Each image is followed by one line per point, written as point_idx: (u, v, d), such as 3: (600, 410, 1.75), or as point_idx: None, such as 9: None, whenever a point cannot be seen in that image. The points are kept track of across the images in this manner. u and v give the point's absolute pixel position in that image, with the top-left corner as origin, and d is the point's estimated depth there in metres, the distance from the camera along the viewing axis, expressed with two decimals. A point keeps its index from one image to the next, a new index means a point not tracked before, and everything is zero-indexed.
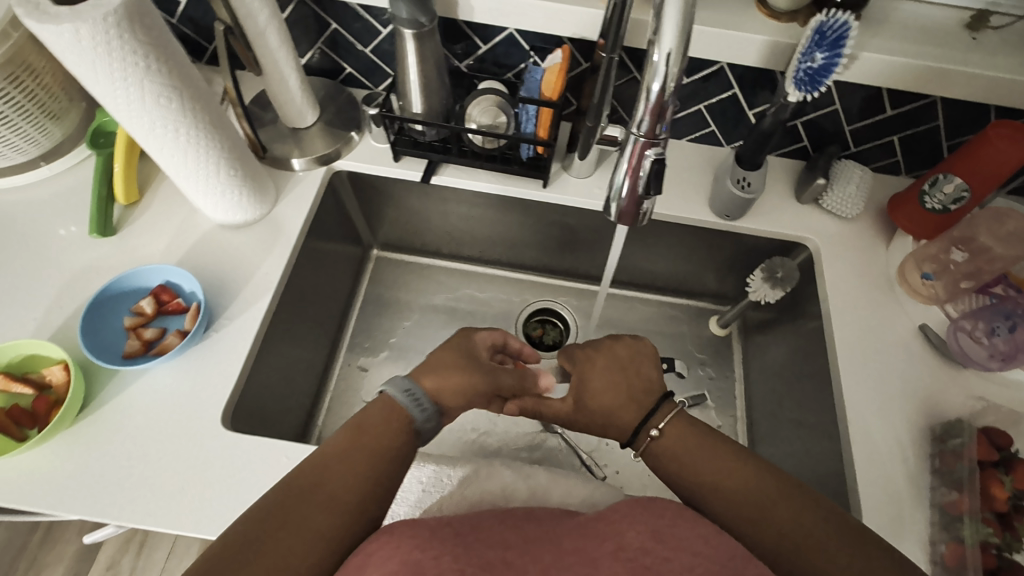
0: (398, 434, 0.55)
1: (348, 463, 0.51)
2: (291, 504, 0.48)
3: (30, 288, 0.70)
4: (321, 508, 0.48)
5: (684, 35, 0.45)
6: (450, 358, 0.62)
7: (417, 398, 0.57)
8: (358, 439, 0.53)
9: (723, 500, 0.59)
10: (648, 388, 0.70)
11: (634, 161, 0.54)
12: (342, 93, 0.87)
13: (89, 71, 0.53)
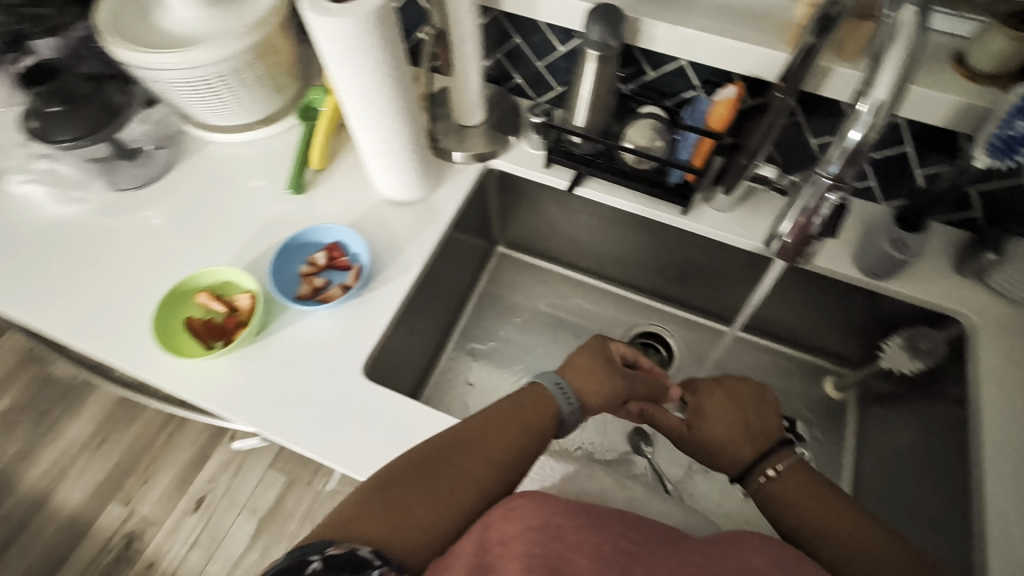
0: (544, 420, 0.64)
1: (500, 433, 0.61)
2: (453, 452, 0.59)
3: (233, 225, 0.82)
4: (473, 463, 0.59)
5: (897, 89, 0.46)
6: (596, 359, 0.71)
7: (565, 392, 0.67)
8: (510, 416, 0.63)
9: (841, 555, 0.58)
10: (766, 431, 0.69)
11: (813, 205, 0.58)
12: (509, 100, 0.95)
13: (340, 58, 0.64)
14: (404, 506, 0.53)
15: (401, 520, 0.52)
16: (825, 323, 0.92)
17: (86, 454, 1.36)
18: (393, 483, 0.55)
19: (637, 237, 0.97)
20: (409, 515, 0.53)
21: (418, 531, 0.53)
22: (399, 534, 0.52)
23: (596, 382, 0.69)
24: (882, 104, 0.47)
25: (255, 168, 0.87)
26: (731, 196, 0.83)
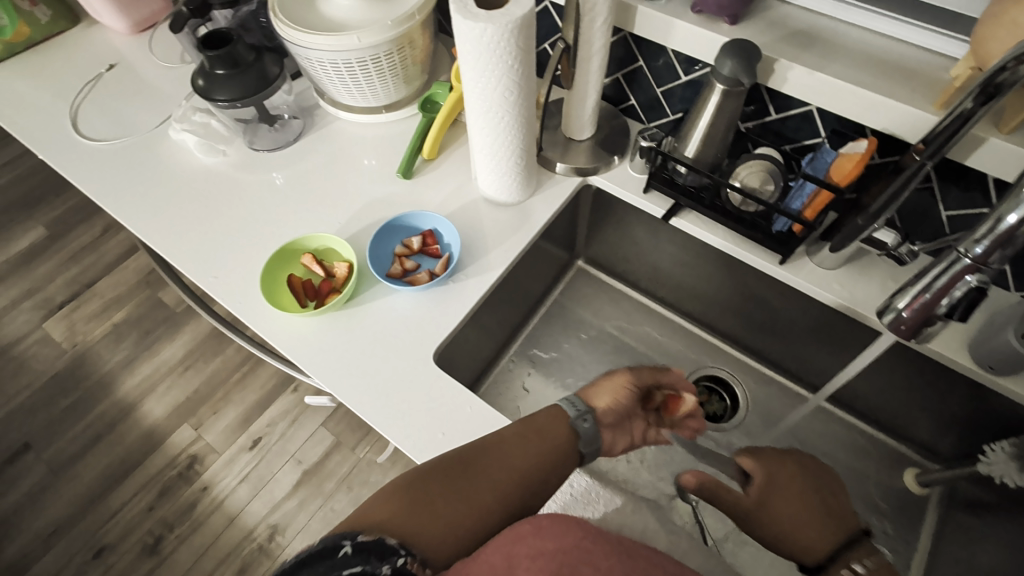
0: (560, 437, 0.67)
1: (526, 450, 0.64)
2: (474, 458, 0.61)
3: (343, 198, 0.89)
4: (501, 475, 0.61)
5: None
6: (605, 376, 0.77)
7: (576, 405, 0.71)
8: (537, 433, 0.66)
9: None
10: (845, 517, 0.69)
11: (947, 282, 0.55)
12: (619, 120, 0.95)
13: (475, 60, 0.68)
14: (429, 507, 0.55)
15: (431, 517, 0.55)
16: (918, 409, 0.84)
17: (173, 376, 1.51)
18: (423, 482, 0.57)
19: (723, 278, 0.93)
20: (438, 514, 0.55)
21: (444, 529, 0.55)
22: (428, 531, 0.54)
23: (602, 398, 0.74)
24: None
25: (371, 149, 0.94)
26: (837, 254, 0.77)
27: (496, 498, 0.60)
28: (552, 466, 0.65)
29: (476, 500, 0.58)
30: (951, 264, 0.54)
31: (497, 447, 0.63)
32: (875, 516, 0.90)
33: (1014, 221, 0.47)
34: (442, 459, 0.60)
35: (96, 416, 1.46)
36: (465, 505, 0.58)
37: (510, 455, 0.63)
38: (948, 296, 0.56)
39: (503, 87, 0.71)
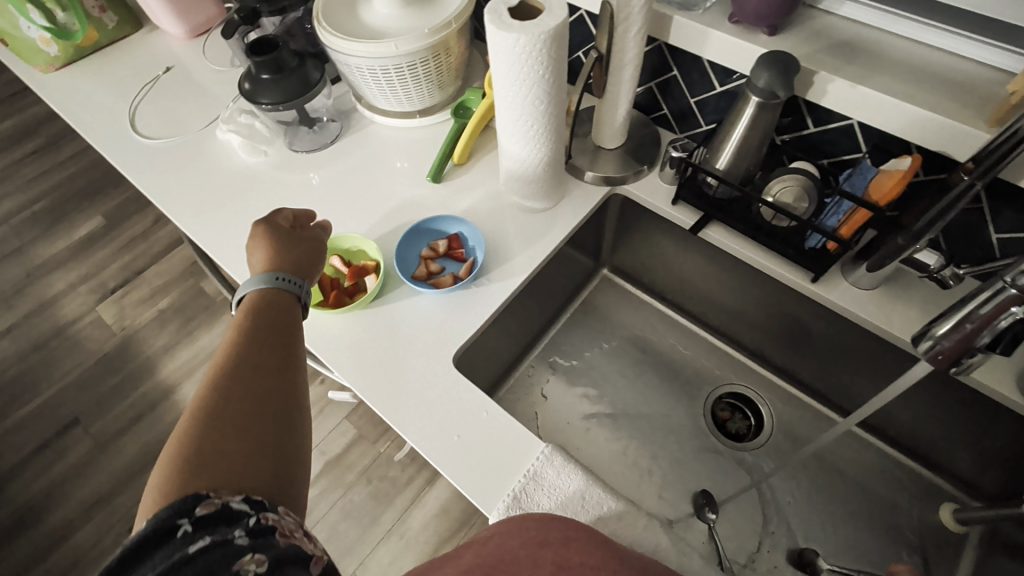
0: (279, 310, 0.66)
1: (240, 358, 0.58)
2: (231, 379, 0.56)
3: (373, 200, 0.91)
4: (242, 389, 0.55)
5: None
6: (269, 232, 0.73)
7: (287, 279, 0.69)
8: (238, 343, 0.60)
9: None
10: None
11: (988, 315, 0.52)
12: (650, 129, 0.95)
13: (506, 67, 0.69)
14: (223, 441, 0.51)
15: (228, 466, 0.49)
16: (960, 442, 0.79)
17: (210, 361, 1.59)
18: (187, 451, 0.49)
19: (753, 293, 0.91)
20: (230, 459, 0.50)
21: (242, 473, 0.50)
22: (241, 477, 0.49)
23: (261, 254, 0.72)
24: None
25: (403, 152, 0.97)
26: (874, 274, 0.74)
27: (263, 403, 0.56)
28: (290, 350, 0.62)
29: (247, 427, 0.53)
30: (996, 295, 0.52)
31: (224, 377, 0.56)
32: (907, 552, 0.86)
33: None
34: (186, 430, 0.51)
35: (138, 396, 1.55)
36: (241, 434, 0.52)
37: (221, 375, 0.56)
38: (985, 330, 0.53)
39: (533, 95, 0.72)
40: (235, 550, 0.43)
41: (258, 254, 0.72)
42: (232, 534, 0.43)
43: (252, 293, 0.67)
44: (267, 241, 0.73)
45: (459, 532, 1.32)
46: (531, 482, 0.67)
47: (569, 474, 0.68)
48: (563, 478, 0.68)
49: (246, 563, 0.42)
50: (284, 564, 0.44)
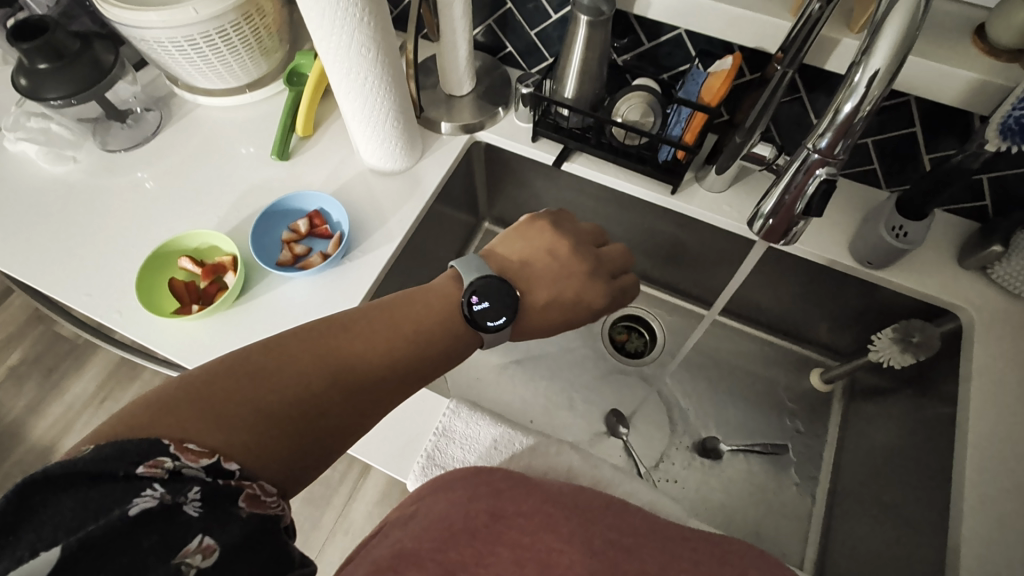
0: (368, 351, 0.51)
1: (334, 370, 0.48)
2: (331, 373, 0.48)
3: (223, 187, 0.87)
4: (322, 381, 0.47)
5: (900, 55, 0.42)
6: (536, 220, 0.67)
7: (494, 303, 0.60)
8: (384, 333, 0.52)
9: None
10: None
11: (799, 181, 0.52)
12: (498, 70, 0.94)
13: (318, 16, 0.65)
14: (239, 401, 0.43)
15: (219, 426, 0.41)
16: (815, 311, 0.91)
17: (93, 381, 1.46)
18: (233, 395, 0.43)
19: (626, 218, 0.95)
20: (241, 417, 0.42)
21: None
22: (232, 449, 0.41)
23: (539, 245, 0.65)
24: (881, 72, 0.43)
25: (255, 135, 0.93)
26: (723, 176, 0.80)
27: (331, 387, 0.48)
28: (487, 500, 0.42)
29: (269, 408, 0.44)
30: (831, 119, 0.47)
31: (311, 332, 0.49)
32: (791, 419, 0.96)
33: (851, 110, 0.45)
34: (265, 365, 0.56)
35: (27, 401, 1.43)
36: (268, 411, 0.44)
37: (367, 359, 0.50)
38: (843, 141, 0.48)
39: (358, 42, 0.68)
40: (187, 519, 0.35)
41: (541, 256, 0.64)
42: (185, 496, 0.36)
43: (443, 313, 0.57)
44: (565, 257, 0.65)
45: (352, 501, 1.32)
46: (443, 438, 0.71)
47: (488, 423, 0.71)
48: (485, 424, 0.71)
49: (189, 553, 0.34)
50: (243, 554, 0.36)
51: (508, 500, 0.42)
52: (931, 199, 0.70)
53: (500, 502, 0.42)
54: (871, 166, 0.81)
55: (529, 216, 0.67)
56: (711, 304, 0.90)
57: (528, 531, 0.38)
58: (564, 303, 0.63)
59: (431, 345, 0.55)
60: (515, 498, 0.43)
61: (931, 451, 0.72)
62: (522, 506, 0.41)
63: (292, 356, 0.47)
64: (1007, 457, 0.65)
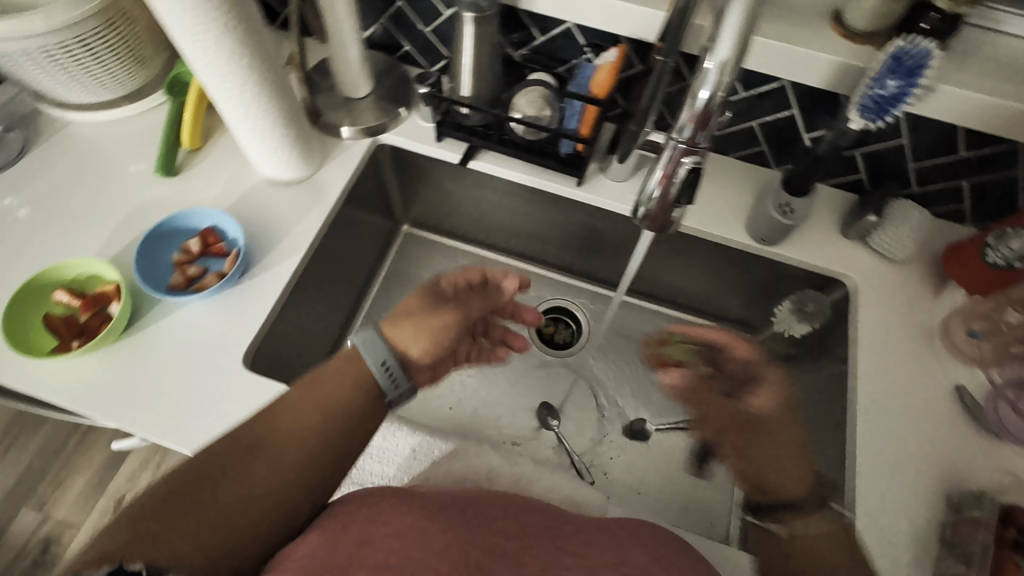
0: (303, 436, 0.54)
1: (272, 462, 0.52)
2: (269, 464, 0.52)
3: (103, 210, 0.80)
4: (263, 474, 0.51)
5: (742, 44, 0.43)
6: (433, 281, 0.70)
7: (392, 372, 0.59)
8: (316, 416, 0.55)
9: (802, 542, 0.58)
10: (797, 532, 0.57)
11: (669, 168, 0.53)
12: (398, 69, 0.92)
13: (176, 23, 0.60)
14: (185, 515, 0.47)
15: (173, 542, 0.46)
16: (725, 289, 0.95)
17: None
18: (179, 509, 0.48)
19: (541, 212, 0.96)
20: (190, 529, 0.47)
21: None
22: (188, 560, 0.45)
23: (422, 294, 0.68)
24: (728, 62, 0.44)
25: (139, 152, 0.86)
26: (624, 165, 0.82)
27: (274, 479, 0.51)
28: (358, 525, 0.44)
29: (215, 513, 0.48)
30: (691, 105, 0.48)
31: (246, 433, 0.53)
32: None
33: (707, 98, 0.47)
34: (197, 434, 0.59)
35: None
36: (213, 516, 0.48)
37: (304, 449, 0.53)
38: (703, 131, 0.50)
39: (226, 47, 0.64)
40: None
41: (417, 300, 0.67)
42: None
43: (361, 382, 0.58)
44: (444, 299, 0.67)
45: None
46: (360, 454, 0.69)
47: (409, 433, 0.70)
48: (404, 435, 0.70)
49: None
50: None
51: (375, 520, 0.43)
52: (812, 176, 0.75)
53: (368, 525, 0.43)
54: (759, 148, 0.85)
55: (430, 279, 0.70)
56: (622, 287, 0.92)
57: (394, 556, 0.40)
58: (419, 310, 0.64)
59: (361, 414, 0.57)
60: (386, 512, 0.44)
61: (829, 412, 0.77)
62: (395, 525, 0.43)
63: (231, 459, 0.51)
64: (889, 411, 0.70)
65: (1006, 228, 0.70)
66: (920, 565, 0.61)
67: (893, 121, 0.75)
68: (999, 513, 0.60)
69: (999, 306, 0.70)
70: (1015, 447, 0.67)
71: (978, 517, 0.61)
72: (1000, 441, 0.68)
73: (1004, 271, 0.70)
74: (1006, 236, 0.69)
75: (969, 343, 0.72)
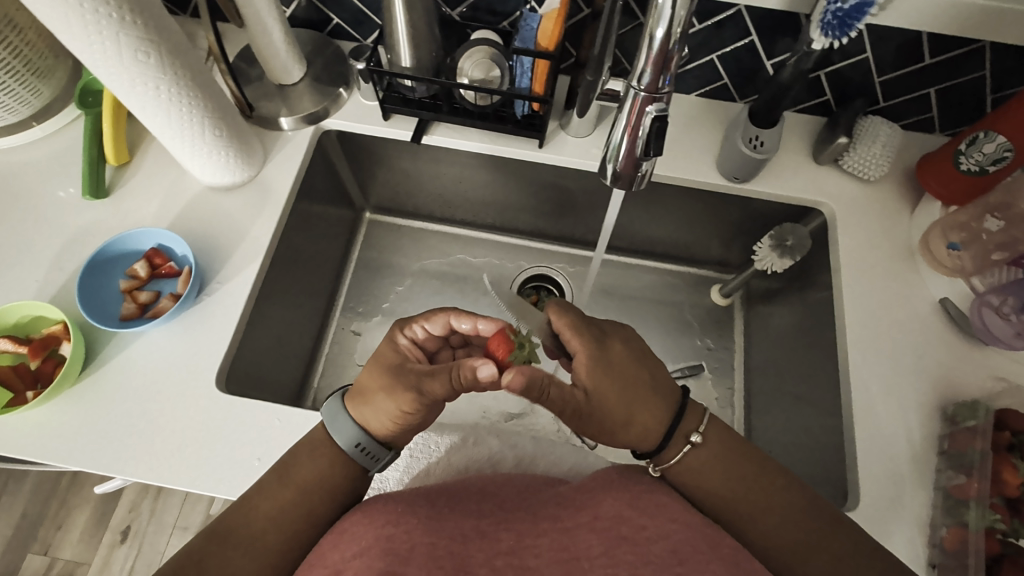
0: (281, 513, 0.52)
1: (251, 544, 0.50)
2: (246, 543, 0.50)
3: (34, 245, 0.74)
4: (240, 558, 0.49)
5: None
6: (400, 340, 0.61)
7: (369, 451, 0.56)
8: (292, 493, 0.53)
9: (722, 497, 0.54)
10: (728, 484, 0.55)
11: (633, 119, 0.49)
12: (330, 46, 0.85)
13: (66, 24, 0.53)
14: None
15: None
16: (702, 233, 0.93)
17: None
18: None
19: (505, 181, 0.91)
20: None
21: None
22: None
23: (387, 365, 0.58)
24: None
25: (62, 175, 0.79)
26: (585, 119, 0.78)
27: (255, 563, 0.49)
28: (330, 551, 0.45)
29: None
30: (649, 47, 0.44)
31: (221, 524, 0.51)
32: (702, 338, 0.98)
33: (663, 36, 0.43)
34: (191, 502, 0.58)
35: None
36: None
37: (281, 526, 0.51)
38: (664, 74, 0.46)
39: (128, 47, 0.57)
40: None
41: (378, 379, 0.57)
42: None
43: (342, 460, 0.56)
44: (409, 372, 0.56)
45: None
46: None
47: None
48: None
49: None
50: None
51: (338, 548, 0.44)
52: (778, 106, 0.72)
53: (334, 552, 0.44)
54: (722, 81, 0.81)
55: (395, 335, 0.61)
56: (600, 244, 0.89)
57: (357, 563, 0.41)
58: (382, 381, 0.56)
59: (347, 487, 0.55)
60: (347, 531, 0.46)
61: (818, 342, 0.77)
62: (361, 543, 0.43)
63: (207, 543, 0.49)
64: (878, 332, 0.70)
65: (978, 133, 0.69)
66: (922, 481, 0.63)
67: (855, 35, 0.71)
68: (992, 419, 0.62)
69: (977, 214, 0.70)
70: (1002, 351, 0.68)
71: (974, 427, 0.62)
72: (986, 348, 0.69)
73: (978, 176, 0.70)
74: (978, 140, 0.68)
75: (949, 256, 0.72)
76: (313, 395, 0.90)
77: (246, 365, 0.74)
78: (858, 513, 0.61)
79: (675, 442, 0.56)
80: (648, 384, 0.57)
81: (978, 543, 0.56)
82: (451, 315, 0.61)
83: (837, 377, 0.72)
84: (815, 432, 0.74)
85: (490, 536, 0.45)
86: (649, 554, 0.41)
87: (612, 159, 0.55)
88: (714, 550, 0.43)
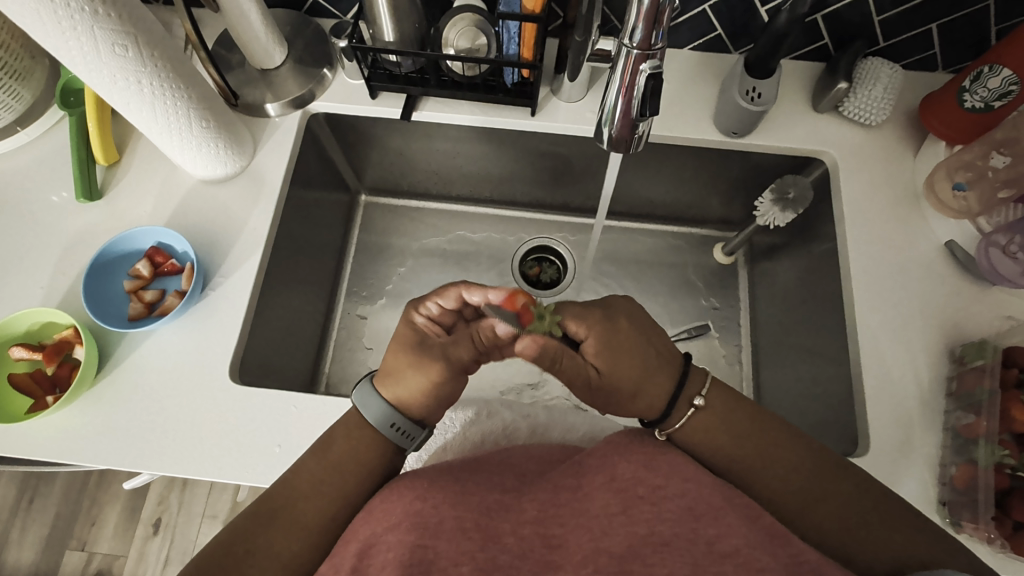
0: (318, 488, 0.53)
1: (294, 517, 0.52)
2: (285, 517, 0.52)
3: (34, 252, 0.74)
4: (282, 530, 0.51)
5: None
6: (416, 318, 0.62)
7: (405, 431, 0.58)
8: (330, 469, 0.54)
9: (731, 455, 0.55)
10: (736, 441, 0.55)
11: (627, 78, 0.48)
12: (309, 26, 0.82)
13: (38, 22, 0.52)
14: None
15: None
16: (703, 192, 0.92)
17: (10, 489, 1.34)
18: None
19: (499, 153, 0.90)
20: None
21: None
22: None
23: (410, 343, 0.60)
24: None
25: (55, 180, 0.78)
26: (576, 83, 0.76)
27: (297, 535, 0.51)
28: (362, 527, 0.46)
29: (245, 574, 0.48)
30: (639, 1, 0.43)
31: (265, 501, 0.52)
32: (707, 298, 0.98)
33: None
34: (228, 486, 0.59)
35: None
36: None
37: (319, 500, 0.53)
38: (656, 30, 0.45)
39: (104, 40, 0.55)
40: None
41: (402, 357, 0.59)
42: None
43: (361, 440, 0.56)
44: (431, 347, 0.59)
45: None
46: None
47: None
48: None
49: None
50: None
51: (369, 522, 0.46)
52: (775, 54, 0.69)
53: (366, 527, 0.46)
54: (716, 32, 0.79)
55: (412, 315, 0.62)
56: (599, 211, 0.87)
57: (388, 536, 0.43)
58: (407, 357, 0.59)
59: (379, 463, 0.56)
60: (376, 509, 0.47)
61: (824, 294, 0.77)
62: (392, 518, 0.44)
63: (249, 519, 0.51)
64: (884, 279, 0.70)
65: (982, 68, 0.67)
66: (932, 423, 0.63)
67: None
68: (1000, 357, 0.62)
69: (983, 152, 0.69)
70: (1009, 289, 0.68)
71: (982, 366, 0.62)
72: (993, 287, 0.69)
73: (983, 113, 0.68)
74: (983, 76, 0.67)
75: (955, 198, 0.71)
76: (326, 381, 0.91)
77: (257, 356, 0.75)
78: (870, 459, 0.62)
79: (679, 407, 0.57)
80: (655, 354, 0.58)
81: (987, 479, 0.58)
82: (461, 288, 0.60)
83: (844, 327, 0.72)
84: (825, 382, 0.75)
85: (514, 507, 0.46)
86: (668, 512, 0.42)
87: (608, 122, 0.53)
88: (730, 503, 0.44)
